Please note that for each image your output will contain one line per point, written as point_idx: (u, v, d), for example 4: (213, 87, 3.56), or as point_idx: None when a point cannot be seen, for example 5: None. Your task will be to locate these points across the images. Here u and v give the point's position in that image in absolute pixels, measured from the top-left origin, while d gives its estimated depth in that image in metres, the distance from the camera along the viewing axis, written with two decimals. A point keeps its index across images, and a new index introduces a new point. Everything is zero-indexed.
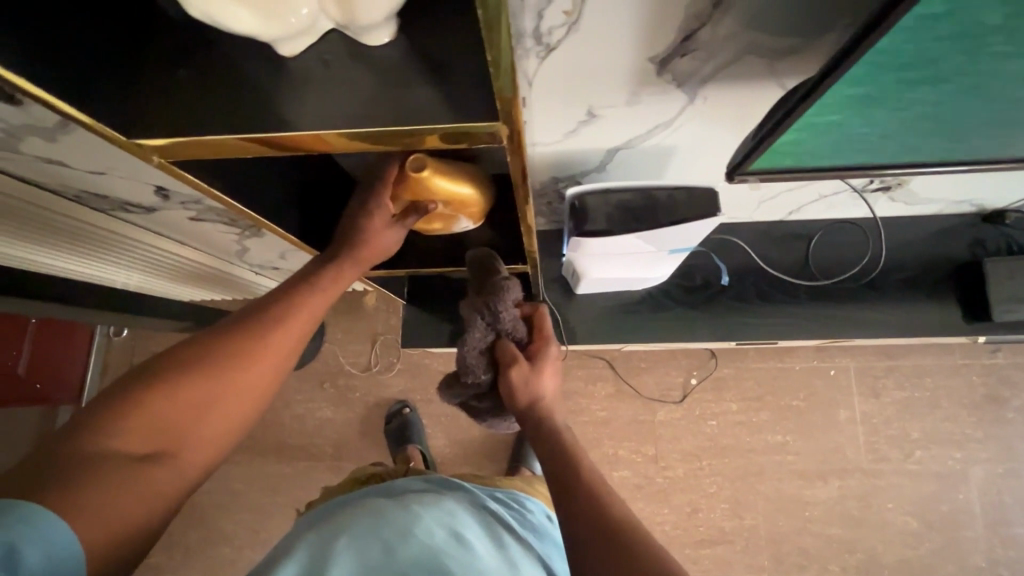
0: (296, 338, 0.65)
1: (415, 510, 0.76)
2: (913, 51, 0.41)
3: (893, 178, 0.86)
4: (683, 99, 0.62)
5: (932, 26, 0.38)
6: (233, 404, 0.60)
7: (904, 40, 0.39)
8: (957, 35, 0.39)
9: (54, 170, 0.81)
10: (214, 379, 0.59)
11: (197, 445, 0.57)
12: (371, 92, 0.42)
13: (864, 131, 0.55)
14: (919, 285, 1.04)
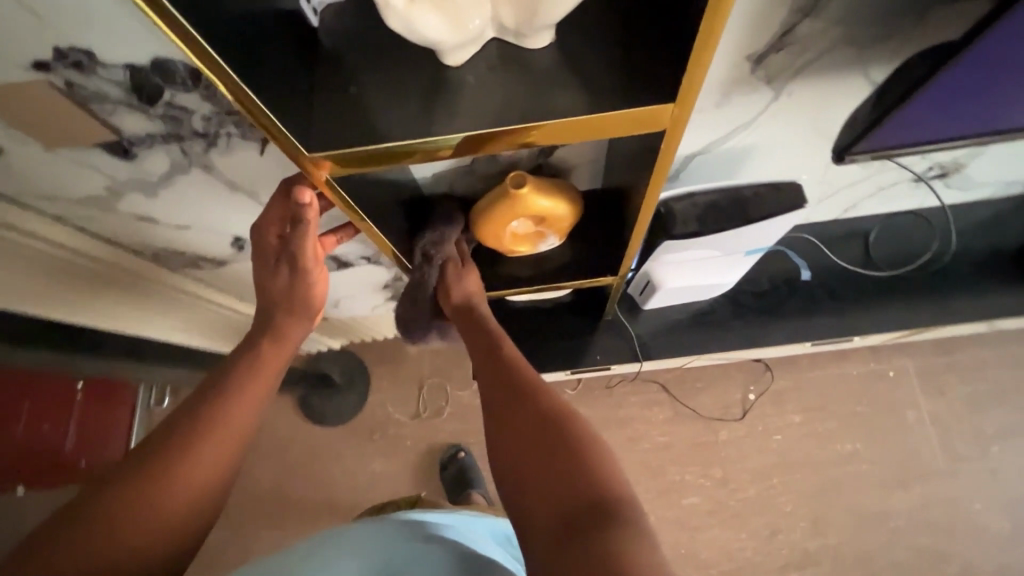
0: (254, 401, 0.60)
1: (415, 518, 0.68)
2: None
3: (952, 161, 0.87)
4: (769, 95, 0.64)
5: None
6: (202, 471, 0.54)
7: None
8: None
9: (144, 227, 0.83)
10: (172, 445, 0.53)
11: (164, 517, 0.50)
12: (520, 96, 0.44)
13: (994, 95, 0.53)
14: (981, 269, 1.05)
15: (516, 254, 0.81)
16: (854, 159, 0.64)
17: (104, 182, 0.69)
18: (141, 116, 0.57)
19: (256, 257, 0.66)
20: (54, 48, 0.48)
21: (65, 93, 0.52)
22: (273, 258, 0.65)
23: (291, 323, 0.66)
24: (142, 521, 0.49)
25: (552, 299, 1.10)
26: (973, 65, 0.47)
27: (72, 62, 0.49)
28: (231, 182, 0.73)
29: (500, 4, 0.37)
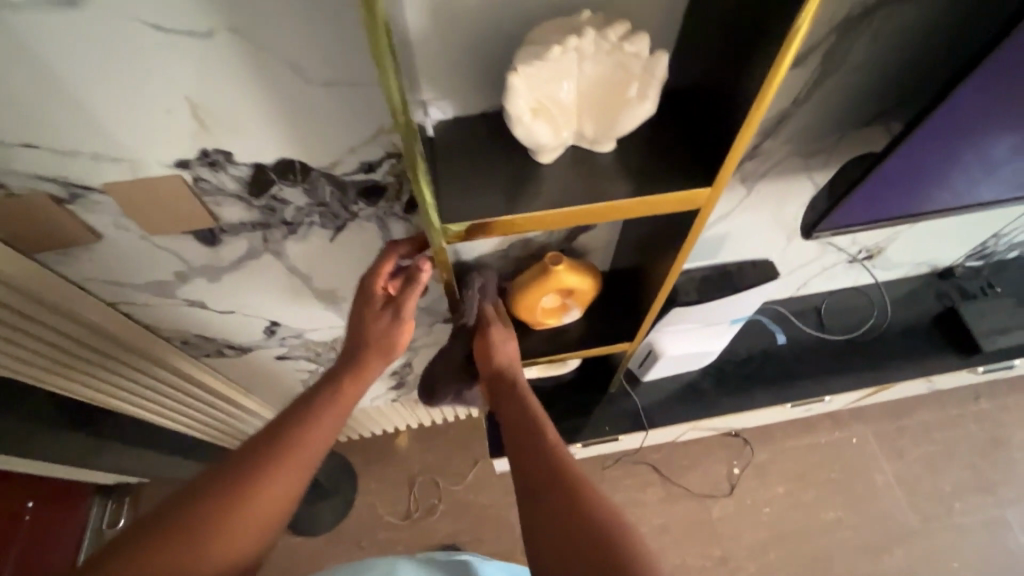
0: (330, 430, 0.63)
1: None
2: (960, 112, 0.59)
3: (874, 245, 1.10)
4: (742, 192, 0.83)
5: (977, 90, 0.56)
6: (267, 502, 0.56)
7: (955, 104, 0.58)
8: (984, 99, 0.58)
9: (188, 313, 0.87)
10: (244, 473, 0.56)
11: (235, 535, 0.54)
12: (587, 181, 0.56)
13: (914, 183, 0.72)
14: (913, 335, 1.26)
15: (544, 327, 0.92)
16: (818, 236, 0.81)
17: (177, 267, 0.75)
18: (243, 207, 0.66)
19: (357, 308, 0.69)
20: (200, 150, 0.58)
21: (190, 187, 0.62)
22: (377, 305, 0.68)
23: (375, 361, 0.68)
24: (206, 545, 0.52)
25: (559, 376, 1.17)
26: (899, 160, 0.66)
27: (210, 161, 0.59)
28: (293, 268, 0.81)
29: (584, 122, 0.52)
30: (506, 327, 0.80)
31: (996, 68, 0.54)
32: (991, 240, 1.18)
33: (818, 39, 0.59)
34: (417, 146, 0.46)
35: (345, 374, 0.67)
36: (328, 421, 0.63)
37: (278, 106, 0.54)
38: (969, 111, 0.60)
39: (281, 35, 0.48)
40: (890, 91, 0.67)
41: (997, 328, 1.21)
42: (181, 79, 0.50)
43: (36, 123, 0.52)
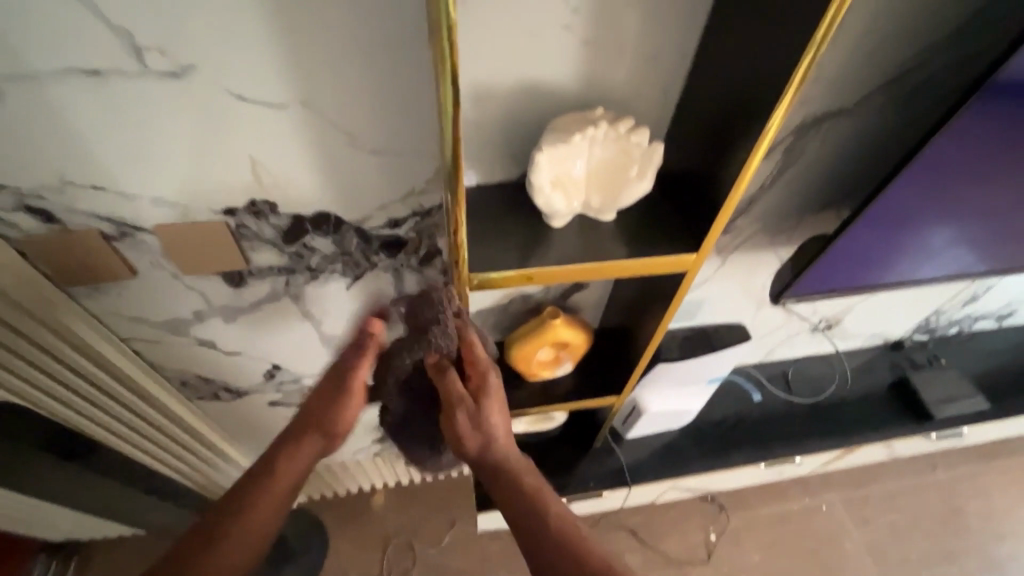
0: (295, 473, 0.73)
1: None
2: (895, 201, 0.72)
3: (832, 316, 1.22)
4: (717, 262, 0.94)
5: (906, 183, 0.69)
6: (264, 523, 0.70)
7: (890, 194, 0.70)
8: (913, 191, 0.71)
9: (194, 353, 0.89)
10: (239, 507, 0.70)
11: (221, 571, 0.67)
12: (591, 243, 0.65)
13: (864, 258, 0.84)
14: (872, 402, 1.36)
15: (537, 378, 0.97)
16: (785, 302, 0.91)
17: (197, 306, 0.79)
18: (274, 253, 0.72)
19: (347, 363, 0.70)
20: (249, 200, 0.65)
21: (231, 232, 0.68)
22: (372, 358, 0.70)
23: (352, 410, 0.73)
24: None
25: (546, 431, 1.21)
26: (850, 238, 0.78)
27: (255, 211, 0.66)
28: (307, 313, 0.86)
29: (592, 195, 0.62)
30: (473, 407, 0.70)
31: (918, 169, 0.67)
32: (933, 316, 1.32)
33: (779, 139, 0.71)
34: (459, 207, 0.54)
35: (310, 436, 0.74)
36: (302, 452, 0.74)
37: (326, 166, 0.62)
38: (899, 201, 0.72)
39: (343, 109, 0.57)
40: (839, 184, 0.80)
41: (945, 397, 1.32)
42: (249, 139, 0.58)
43: (109, 169, 0.58)
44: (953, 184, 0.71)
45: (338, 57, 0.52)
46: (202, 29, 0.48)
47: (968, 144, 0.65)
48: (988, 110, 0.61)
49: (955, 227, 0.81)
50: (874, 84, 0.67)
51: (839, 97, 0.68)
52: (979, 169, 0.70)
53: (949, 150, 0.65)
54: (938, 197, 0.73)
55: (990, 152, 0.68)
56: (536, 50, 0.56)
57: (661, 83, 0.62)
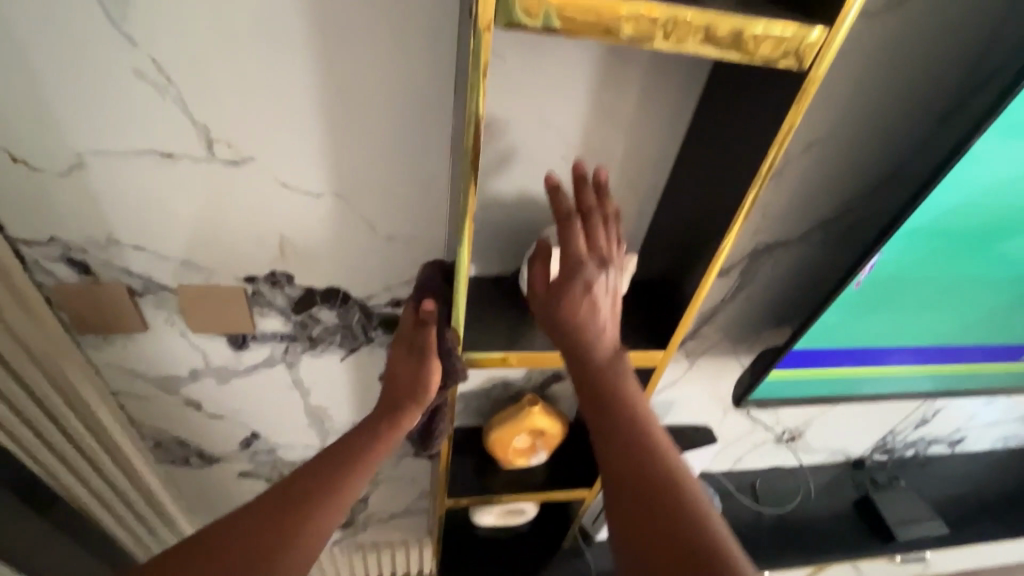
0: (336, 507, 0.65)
1: None
2: (835, 319, 0.82)
3: (795, 428, 1.28)
4: (686, 365, 1.02)
5: (843, 304, 0.79)
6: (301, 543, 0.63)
7: (830, 312, 0.80)
8: (850, 310, 0.81)
9: (178, 414, 0.91)
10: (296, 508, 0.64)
11: None
12: None
13: (815, 370, 0.92)
14: (840, 518, 1.36)
15: (511, 466, 0.99)
16: (747, 406, 0.97)
17: (194, 365, 0.83)
18: (281, 320, 0.78)
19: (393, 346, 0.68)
20: (270, 270, 0.72)
21: (246, 298, 0.74)
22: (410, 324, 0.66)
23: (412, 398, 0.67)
24: None
25: (515, 525, 1.19)
26: (799, 348, 0.87)
27: (273, 281, 0.73)
28: (297, 380, 0.89)
29: None
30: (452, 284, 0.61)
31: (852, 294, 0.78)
32: (889, 436, 1.39)
33: (737, 260, 0.83)
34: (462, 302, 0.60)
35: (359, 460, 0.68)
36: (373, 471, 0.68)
37: (346, 247, 0.71)
38: (840, 321, 0.83)
39: (369, 200, 0.67)
40: (790, 303, 0.92)
41: (906, 518, 1.34)
42: (282, 218, 0.67)
43: (151, 231, 0.65)
44: (884, 310, 0.83)
45: (373, 158, 0.63)
46: (265, 126, 0.59)
47: (891, 277, 0.77)
48: (903, 251, 0.73)
49: (891, 350, 0.91)
50: (812, 223, 0.81)
51: (785, 231, 0.81)
52: (905, 301, 0.82)
53: (876, 281, 0.77)
54: (874, 321, 0.84)
55: (912, 287, 0.79)
56: (536, 171, 0.68)
57: (637, 206, 0.74)
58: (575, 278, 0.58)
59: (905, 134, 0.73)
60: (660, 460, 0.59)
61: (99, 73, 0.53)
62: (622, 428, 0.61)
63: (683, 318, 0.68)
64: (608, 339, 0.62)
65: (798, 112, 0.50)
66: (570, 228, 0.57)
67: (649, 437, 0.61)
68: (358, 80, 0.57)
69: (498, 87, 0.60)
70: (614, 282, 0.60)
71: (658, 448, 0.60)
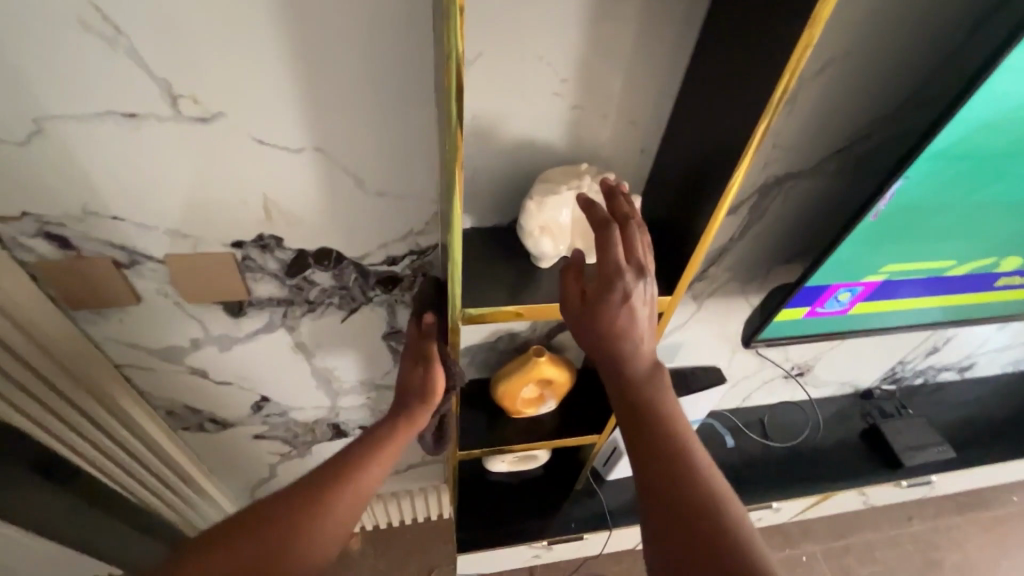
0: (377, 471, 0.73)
1: None
2: (851, 252, 0.79)
3: (804, 363, 1.28)
4: (694, 308, 1.00)
5: (860, 236, 0.76)
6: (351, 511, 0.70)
7: (846, 245, 0.77)
8: (865, 245, 0.78)
9: (187, 382, 0.91)
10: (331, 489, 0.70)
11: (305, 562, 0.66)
12: None
13: (829, 304, 0.90)
14: (848, 447, 1.39)
15: (520, 416, 1.00)
16: (756, 345, 0.96)
17: (195, 334, 0.82)
18: (277, 285, 0.76)
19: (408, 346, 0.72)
20: (258, 234, 0.69)
21: (238, 264, 0.72)
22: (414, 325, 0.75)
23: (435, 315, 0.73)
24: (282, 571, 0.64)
25: (528, 470, 1.22)
26: (812, 283, 0.84)
27: (262, 244, 0.70)
28: (300, 343, 0.88)
29: (576, 240, 0.67)
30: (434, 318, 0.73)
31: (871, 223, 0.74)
32: (899, 365, 1.39)
33: (746, 196, 0.79)
34: (460, 262, 0.58)
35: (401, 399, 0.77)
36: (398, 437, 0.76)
37: (334, 205, 0.68)
38: (856, 252, 0.79)
39: (352, 153, 0.63)
40: (801, 238, 0.88)
41: (913, 445, 1.36)
42: (264, 179, 0.63)
43: (131, 201, 0.62)
44: (903, 238, 0.79)
45: (350, 107, 0.58)
46: None
47: (911, 204, 0.73)
48: (926, 175, 0.68)
49: (907, 281, 0.88)
50: (827, 151, 0.76)
51: (797, 161, 0.76)
52: (926, 228, 0.78)
53: (897, 208, 0.73)
54: (892, 250, 0.80)
55: (933, 213, 0.75)
56: (528, 110, 0.63)
57: (640, 143, 0.69)
58: (613, 286, 0.57)
59: (933, 45, 0.66)
60: (700, 484, 0.59)
61: (42, 32, 0.48)
62: (661, 445, 0.61)
63: (692, 261, 0.65)
64: (645, 349, 0.62)
65: (824, 15, 0.44)
66: (608, 233, 0.56)
67: (688, 456, 0.60)
68: (322, 17, 0.51)
69: (481, 17, 0.54)
70: (651, 290, 0.59)
71: (699, 470, 0.59)
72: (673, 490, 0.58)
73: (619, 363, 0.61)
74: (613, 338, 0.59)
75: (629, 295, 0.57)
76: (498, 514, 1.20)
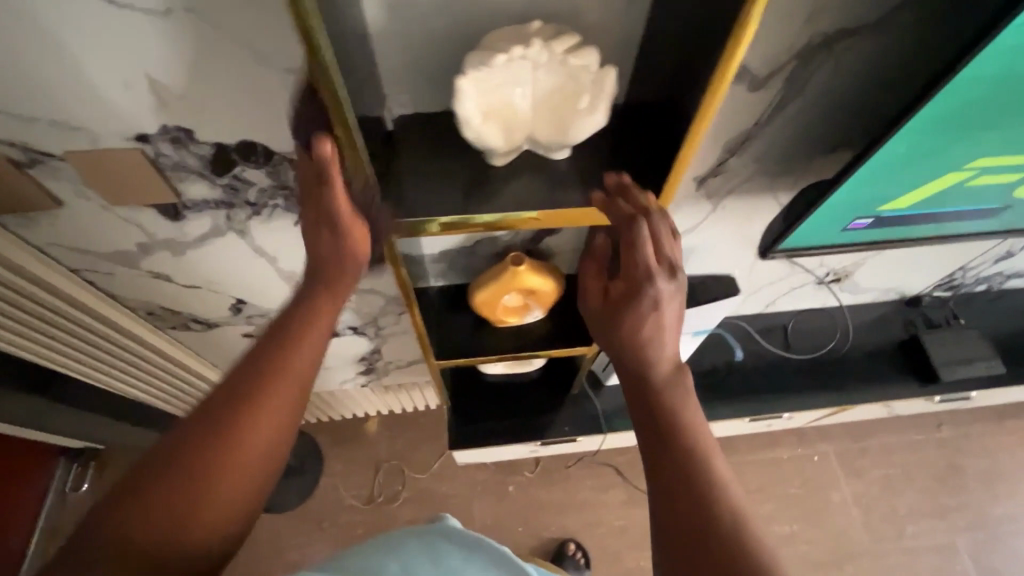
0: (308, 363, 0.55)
1: None
2: (917, 139, 0.61)
3: (843, 269, 1.13)
4: (708, 209, 0.84)
5: (938, 114, 0.57)
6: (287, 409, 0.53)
7: (913, 127, 0.59)
8: (938, 129, 0.60)
9: (151, 285, 0.87)
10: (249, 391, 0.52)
11: (248, 478, 0.50)
12: (536, 189, 0.57)
13: (876, 203, 0.74)
14: (880, 358, 1.27)
15: (504, 326, 0.92)
16: (774, 255, 0.83)
17: (139, 239, 0.75)
18: (206, 185, 0.67)
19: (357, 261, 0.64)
20: (161, 126, 0.58)
21: (151, 161, 0.62)
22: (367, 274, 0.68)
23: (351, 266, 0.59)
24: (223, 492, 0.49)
25: (524, 373, 1.19)
26: (860, 177, 0.67)
27: (171, 138, 0.59)
28: (257, 248, 0.81)
29: (538, 129, 0.52)
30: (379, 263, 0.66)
31: (951, 102, 0.56)
32: (958, 272, 1.22)
33: (780, 63, 0.60)
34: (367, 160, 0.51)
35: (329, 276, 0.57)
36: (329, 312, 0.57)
37: (238, 87, 0.55)
38: (925, 138, 0.61)
39: (237, 16, 0.48)
40: (852, 122, 0.68)
41: (957, 359, 1.21)
42: (138, 53, 0.51)
43: None
44: (992, 120, 0.60)
45: None
46: None
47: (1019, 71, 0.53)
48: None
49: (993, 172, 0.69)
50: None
51: (859, 12, 0.55)
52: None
53: (991, 78, 0.54)
54: (974, 135, 0.62)
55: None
56: None
57: None
58: (642, 289, 0.58)
59: None
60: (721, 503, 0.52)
61: None
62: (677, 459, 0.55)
63: (681, 157, 0.50)
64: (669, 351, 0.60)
65: None
66: (635, 232, 0.54)
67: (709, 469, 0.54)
68: None
69: None
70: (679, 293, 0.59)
71: (715, 486, 0.53)
72: (686, 504, 0.53)
73: (641, 364, 0.60)
74: (636, 338, 0.60)
75: (658, 300, 0.58)
76: (490, 416, 1.19)
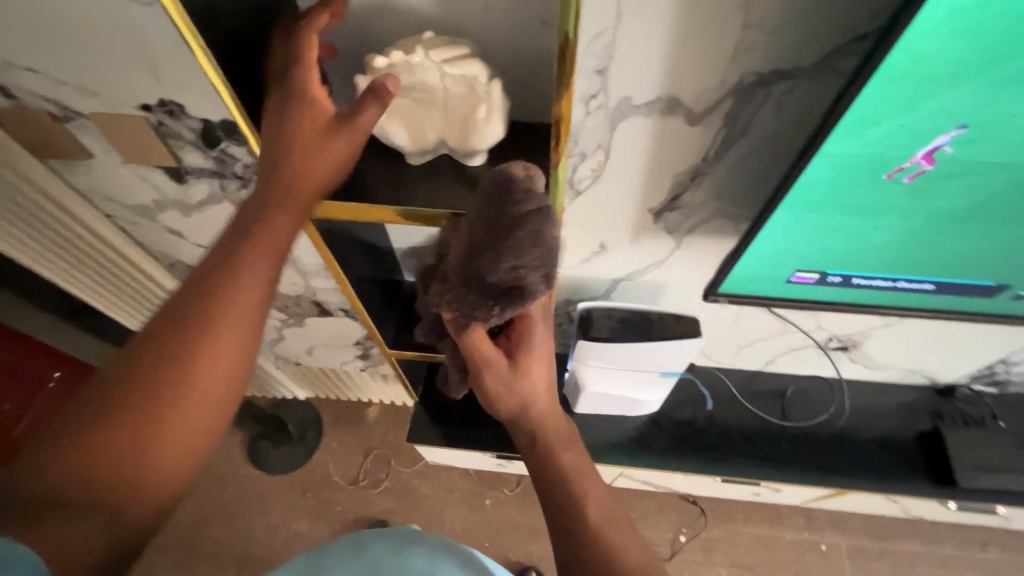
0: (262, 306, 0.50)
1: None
2: (844, 182, 0.56)
3: (849, 337, 1.03)
4: (672, 244, 0.82)
5: (854, 156, 0.53)
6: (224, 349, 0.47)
7: (828, 168, 0.55)
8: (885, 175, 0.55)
9: (169, 239, 1.00)
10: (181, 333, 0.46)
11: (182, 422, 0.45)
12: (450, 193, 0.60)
13: (826, 255, 0.67)
14: (894, 447, 1.13)
15: None
16: (718, 299, 0.78)
17: (154, 195, 0.88)
18: (199, 155, 0.77)
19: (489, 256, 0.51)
20: (159, 99, 0.69)
21: (153, 127, 0.73)
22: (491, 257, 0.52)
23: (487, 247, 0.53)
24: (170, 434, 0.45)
25: None
26: (790, 220, 0.63)
27: (167, 110, 0.70)
28: None
29: (449, 133, 0.56)
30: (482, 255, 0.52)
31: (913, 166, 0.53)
32: (999, 366, 1.06)
33: (716, 99, 0.58)
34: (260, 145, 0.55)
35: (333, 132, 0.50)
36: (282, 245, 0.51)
37: None
38: (844, 192, 0.58)
39: None
40: None
41: (984, 465, 1.05)
42: (135, 37, 0.61)
43: (33, 51, 0.65)
44: (907, 189, 0.56)
45: None
46: None
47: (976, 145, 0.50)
48: (981, 98, 0.46)
49: (961, 235, 0.61)
50: (842, 39, 0.51)
51: (792, 51, 0.53)
52: (985, 178, 0.54)
53: (885, 137, 0.51)
54: (895, 200, 0.58)
55: (950, 157, 0.52)
56: None
57: (538, 11, 0.52)
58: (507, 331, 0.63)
59: None
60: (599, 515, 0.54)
61: None
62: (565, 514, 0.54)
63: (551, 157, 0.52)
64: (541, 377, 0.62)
65: None
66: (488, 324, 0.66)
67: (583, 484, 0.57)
68: None
69: None
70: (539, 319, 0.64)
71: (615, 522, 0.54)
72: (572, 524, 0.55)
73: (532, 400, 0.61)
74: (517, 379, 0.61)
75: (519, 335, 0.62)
76: (455, 417, 1.22)
